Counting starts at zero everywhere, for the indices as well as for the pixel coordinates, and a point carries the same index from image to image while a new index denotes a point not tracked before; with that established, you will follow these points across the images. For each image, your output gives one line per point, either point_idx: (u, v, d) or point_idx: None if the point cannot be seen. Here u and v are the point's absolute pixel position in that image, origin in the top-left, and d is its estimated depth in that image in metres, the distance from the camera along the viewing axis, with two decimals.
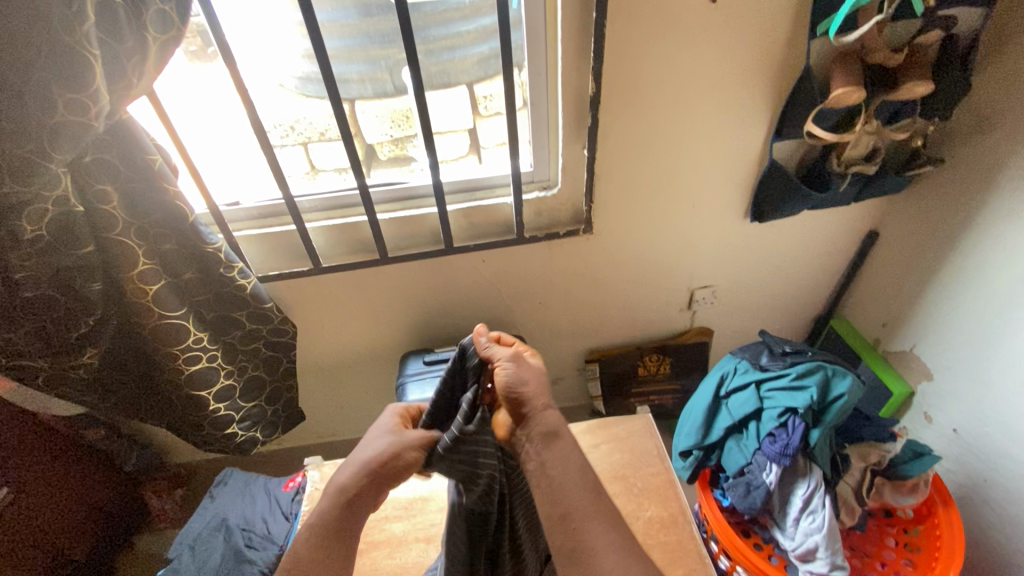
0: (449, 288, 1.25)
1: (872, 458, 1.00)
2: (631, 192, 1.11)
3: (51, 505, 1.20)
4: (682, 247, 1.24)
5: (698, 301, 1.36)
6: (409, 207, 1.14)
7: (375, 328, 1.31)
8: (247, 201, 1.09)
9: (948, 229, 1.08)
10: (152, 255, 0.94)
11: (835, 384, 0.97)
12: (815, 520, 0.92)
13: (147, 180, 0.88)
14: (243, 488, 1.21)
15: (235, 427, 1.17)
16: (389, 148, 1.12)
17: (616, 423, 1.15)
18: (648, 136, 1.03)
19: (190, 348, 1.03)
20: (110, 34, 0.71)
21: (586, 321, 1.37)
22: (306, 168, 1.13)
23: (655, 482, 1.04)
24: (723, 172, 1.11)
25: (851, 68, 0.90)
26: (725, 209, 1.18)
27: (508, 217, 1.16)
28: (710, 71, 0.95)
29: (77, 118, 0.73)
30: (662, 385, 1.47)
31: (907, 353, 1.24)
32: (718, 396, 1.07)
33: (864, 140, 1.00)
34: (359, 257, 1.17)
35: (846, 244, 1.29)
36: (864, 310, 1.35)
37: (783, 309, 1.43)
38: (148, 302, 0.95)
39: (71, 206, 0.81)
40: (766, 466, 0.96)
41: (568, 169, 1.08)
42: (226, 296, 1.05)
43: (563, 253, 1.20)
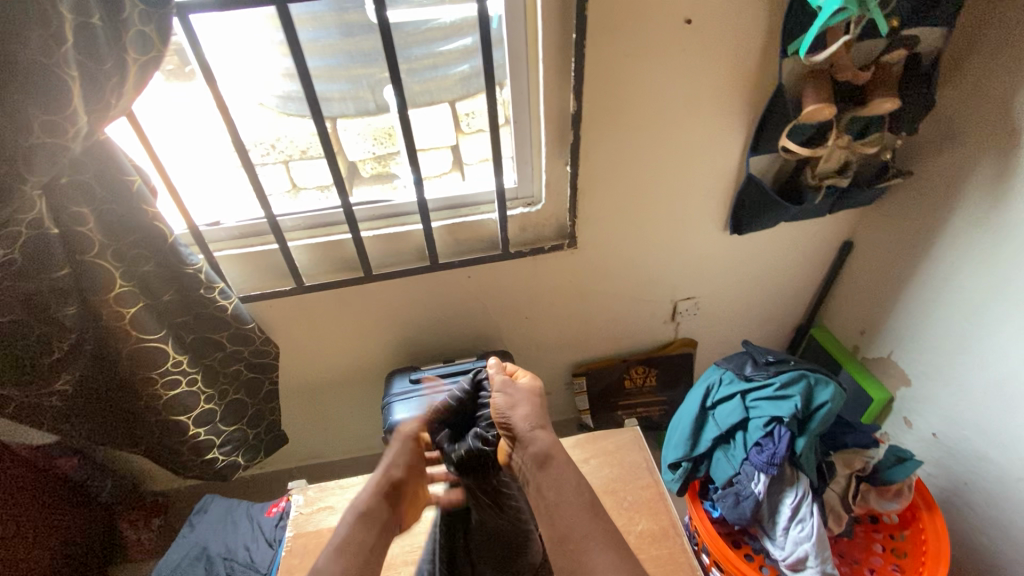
0: (435, 305, 1.24)
1: (856, 465, 1.02)
2: (614, 207, 1.13)
3: (16, 541, 1.13)
4: (665, 260, 1.26)
5: (682, 313, 1.38)
6: (393, 224, 1.13)
7: (359, 346, 1.29)
8: (228, 220, 1.07)
9: (918, 238, 1.12)
10: (130, 276, 0.92)
11: (817, 392, 0.99)
12: (804, 528, 0.92)
13: (125, 200, 0.87)
14: (226, 515, 1.17)
15: (215, 452, 1.13)
16: (371, 166, 1.13)
17: (605, 436, 1.15)
18: (629, 152, 1.05)
19: (169, 371, 1.00)
20: (89, 55, 0.70)
21: (572, 335, 1.37)
22: (287, 186, 1.12)
23: (645, 496, 1.04)
24: (702, 187, 1.14)
25: (821, 85, 0.94)
26: (705, 222, 1.20)
27: (493, 233, 1.16)
28: (687, 88, 0.98)
29: (53, 139, 0.71)
30: (649, 398, 1.47)
31: (885, 359, 1.26)
32: (705, 407, 1.07)
33: (837, 154, 1.03)
34: (343, 275, 1.16)
35: (823, 254, 1.32)
36: (842, 319, 1.38)
37: (765, 319, 1.46)
38: (126, 325, 0.93)
39: (46, 228, 0.79)
40: (754, 476, 0.96)
41: (552, 185, 1.09)
42: (206, 317, 1.03)
43: (549, 267, 1.21)
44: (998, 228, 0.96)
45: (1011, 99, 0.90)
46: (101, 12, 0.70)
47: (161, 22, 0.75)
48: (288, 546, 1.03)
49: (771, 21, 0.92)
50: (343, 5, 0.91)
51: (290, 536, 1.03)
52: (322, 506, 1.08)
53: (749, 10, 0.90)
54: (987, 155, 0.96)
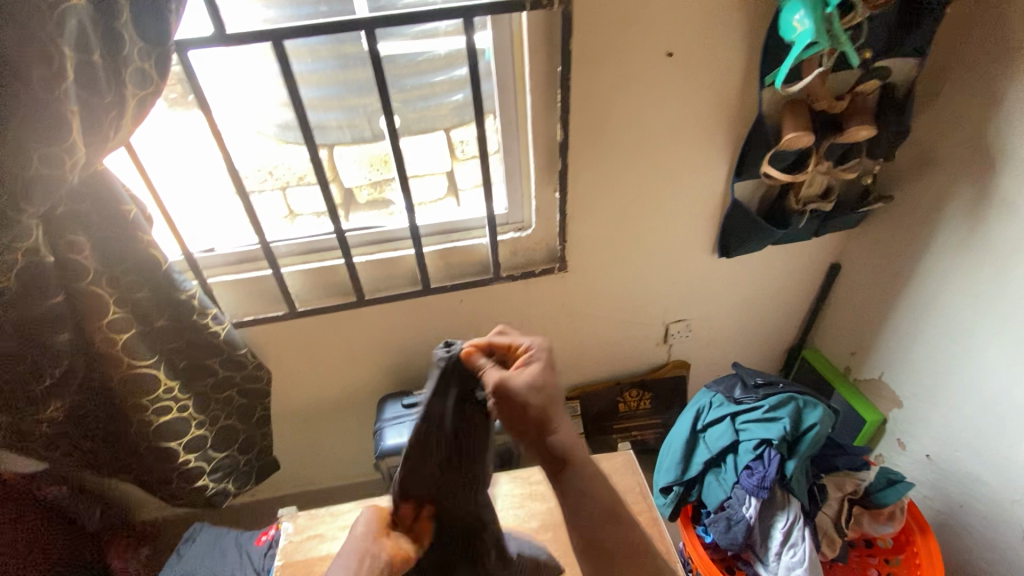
0: (429, 328, 1.25)
1: (848, 488, 1.01)
2: (602, 232, 1.15)
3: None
4: (655, 283, 1.27)
5: (674, 334, 1.38)
6: (386, 249, 1.15)
7: (353, 371, 1.29)
8: (223, 247, 1.10)
9: (903, 261, 1.14)
10: (123, 303, 0.94)
11: (806, 415, 0.99)
12: (796, 553, 0.91)
13: (120, 229, 0.89)
14: (214, 544, 1.14)
15: (205, 479, 1.13)
16: (367, 192, 1.14)
17: (598, 460, 1.15)
18: (615, 177, 1.07)
19: (160, 398, 1.01)
20: (89, 91, 0.72)
21: (566, 357, 1.37)
22: (284, 213, 1.14)
23: (638, 521, 1.04)
24: (688, 211, 1.16)
25: (800, 114, 0.97)
26: (693, 246, 1.22)
27: (485, 257, 1.17)
28: (670, 117, 1.01)
29: (51, 170, 0.74)
30: (644, 420, 1.47)
31: (877, 380, 1.27)
32: (695, 430, 1.07)
33: (818, 180, 1.06)
34: (336, 299, 1.17)
35: (812, 276, 1.34)
36: (833, 340, 1.38)
37: (758, 341, 1.46)
38: (117, 351, 0.95)
39: (40, 256, 0.81)
40: (745, 500, 0.95)
41: (542, 210, 1.11)
42: (198, 341, 1.04)
43: (540, 290, 1.22)
44: (979, 250, 0.98)
45: (985, 127, 0.93)
46: (103, 50, 0.72)
47: (160, 60, 0.78)
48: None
49: (750, 53, 0.96)
50: (339, 39, 0.95)
51: (278, 566, 1.02)
52: (312, 534, 1.07)
53: (728, 44, 0.94)
54: (965, 180, 0.98)
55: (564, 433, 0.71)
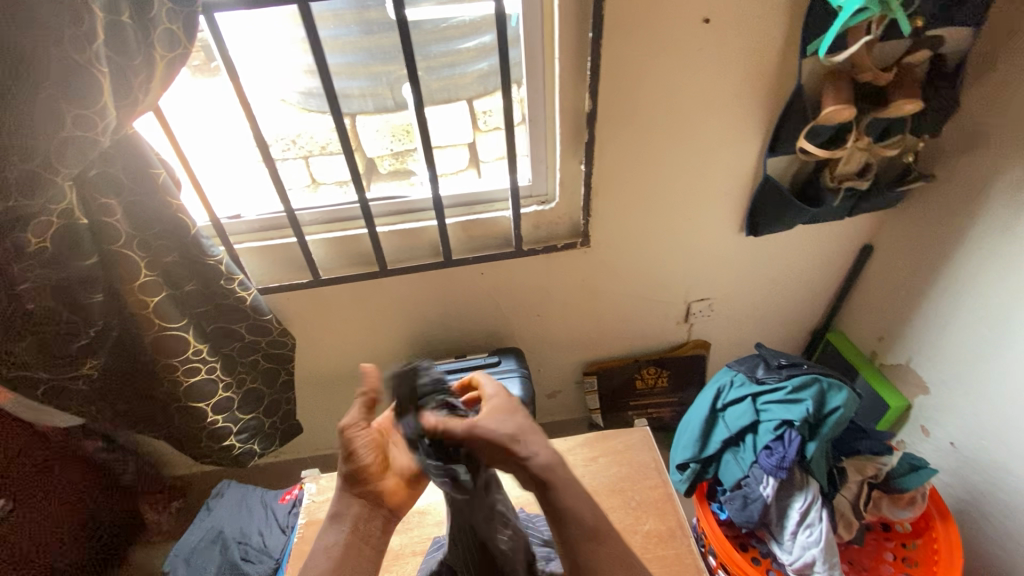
0: (448, 300, 1.25)
1: (868, 472, 0.99)
2: (627, 207, 1.13)
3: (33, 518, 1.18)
4: (679, 261, 1.25)
5: (696, 314, 1.37)
6: (408, 220, 1.15)
7: (374, 340, 1.31)
8: (248, 213, 1.10)
9: (941, 243, 1.10)
10: (153, 267, 0.96)
11: (830, 397, 0.97)
12: (812, 533, 0.91)
13: (149, 192, 0.91)
14: (240, 501, 1.16)
15: (232, 439, 1.17)
16: (389, 162, 1.14)
17: (614, 436, 1.16)
18: (642, 150, 1.04)
19: (189, 359, 1.04)
20: (118, 52, 0.73)
21: (584, 333, 1.37)
22: (307, 181, 1.14)
23: (653, 496, 1.05)
24: (717, 188, 1.13)
25: (842, 86, 0.93)
26: (721, 223, 1.19)
27: (507, 230, 1.17)
28: (703, 87, 0.97)
29: (83, 133, 0.74)
30: (660, 398, 1.47)
31: (904, 365, 1.24)
32: (715, 409, 1.05)
33: (857, 156, 1.02)
34: (358, 268, 1.18)
35: (842, 257, 1.30)
36: (860, 324, 1.36)
37: (781, 322, 1.43)
38: (148, 313, 0.98)
39: (74, 218, 0.83)
40: (763, 480, 0.94)
41: (566, 183, 1.09)
42: (226, 308, 1.07)
43: (562, 265, 1.22)
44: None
45: None
46: (130, 10, 0.73)
47: (189, 21, 0.77)
48: (300, 533, 1.05)
49: (792, 19, 0.91)
50: (363, 3, 0.93)
51: (302, 524, 1.05)
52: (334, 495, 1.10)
53: (770, 9, 0.89)
54: (1014, 159, 0.93)
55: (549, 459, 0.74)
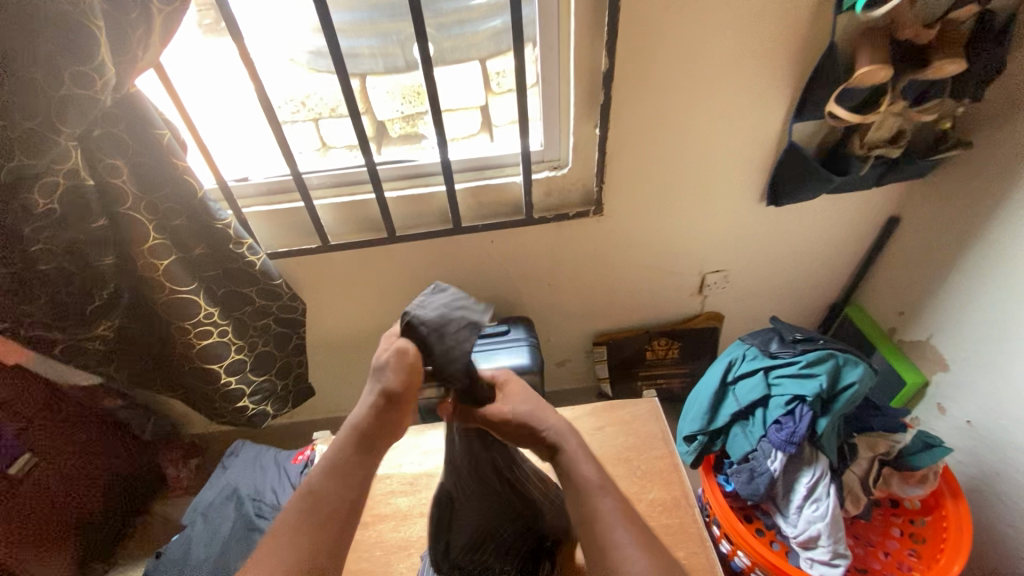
0: (458, 268, 1.24)
1: (880, 449, 0.98)
2: (643, 174, 1.09)
3: (56, 471, 1.23)
4: (694, 231, 1.21)
5: (710, 285, 1.34)
6: (417, 185, 1.12)
7: (384, 307, 1.31)
8: (256, 176, 1.07)
9: (972, 215, 1.05)
10: (163, 230, 0.96)
11: (845, 373, 0.94)
12: (819, 508, 0.90)
13: (155, 154, 0.90)
14: (255, 461, 1.19)
15: (246, 400, 1.20)
16: (400, 125, 1.11)
17: (621, 406, 1.16)
18: (660, 114, 1.00)
19: (201, 322, 1.06)
20: (115, 5, 0.71)
21: (595, 304, 1.36)
22: (317, 144, 1.12)
23: (659, 466, 1.05)
24: (737, 155, 1.08)
25: (879, 45, 0.86)
26: (740, 192, 1.15)
27: (518, 197, 1.14)
28: (727, 46, 0.92)
29: (83, 91, 0.73)
30: (670, 369, 1.46)
31: (923, 342, 1.21)
32: (725, 382, 1.04)
33: (889, 122, 0.96)
34: (367, 234, 1.17)
35: (866, 229, 1.25)
36: (880, 298, 1.32)
37: (798, 296, 1.40)
38: (159, 277, 0.98)
39: (81, 179, 0.82)
40: (771, 454, 0.94)
41: (580, 149, 1.05)
42: (236, 272, 1.08)
43: (574, 234, 1.19)
44: None
45: None
46: None
47: None
48: None
49: None
50: None
51: None
52: None
53: None
54: None
55: (556, 427, 0.73)
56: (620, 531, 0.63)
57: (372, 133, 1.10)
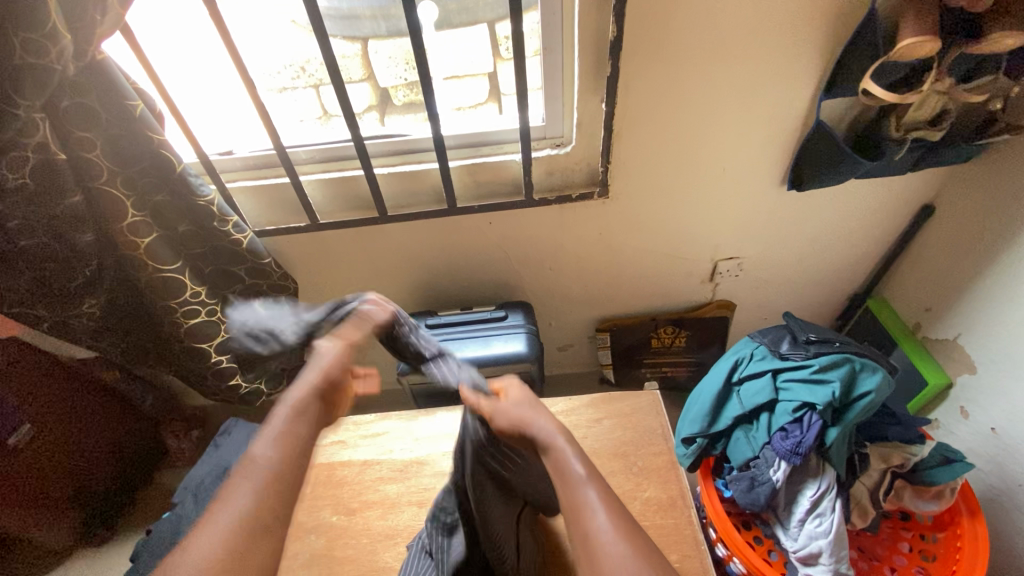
0: (454, 249, 1.18)
1: (894, 460, 0.91)
2: (653, 153, 1.00)
3: (57, 442, 1.24)
4: (707, 215, 1.13)
5: (722, 273, 1.26)
6: (410, 162, 1.05)
7: (378, 288, 1.27)
8: (240, 150, 1.02)
9: (1017, 206, 0.94)
10: (142, 206, 0.92)
11: (861, 381, 0.88)
12: (822, 523, 0.85)
13: (131, 126, 0.84)
14: (247, 438, 1.18)
15: (239, 378, 1.16)
16: (403, 93, 1.09)
17: (620, 398, 1.11)
18: (672, 87, 0.91)
19: (188, 301, 1.02)
20: None
21: (599, 289, 1.29)
22: (319, 113, 1.09)
23: (656, 463, 1.01)
24: (757, 134, 0.99)
25: (928, 12, 0.76)
26: (759, 175, 1.06)
27: (517, 176, 1.06)
28: (750, 10, 0.82)
29: (38, 61, 0.67)
30: (676, 358, 1.40)
31: (950, 341, 1.12)
32: (729, 382, 0.98)
33: (931, 100, 0.86)
34: (358, 213, 1.11)
35: (896, 216, 1.16)
36: (907, 292, 1.23)
37: (817, 286, 1.31)
38: (139, 254, 0.94)
39: (51, 152, 0.78)
40: (774, 463, 0.88)
41: (584, 124, 0.97)
42: (222, 250, 1.03)
43: (577, 216, 1.12)
44: None
45: None
46: None
47: None
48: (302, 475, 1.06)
49: None
50: None
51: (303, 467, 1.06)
52: (334, 440, 1.11)
53: None
54: None
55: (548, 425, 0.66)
56: (603, 519, 0.54)
57: (376, 102, 1.09)
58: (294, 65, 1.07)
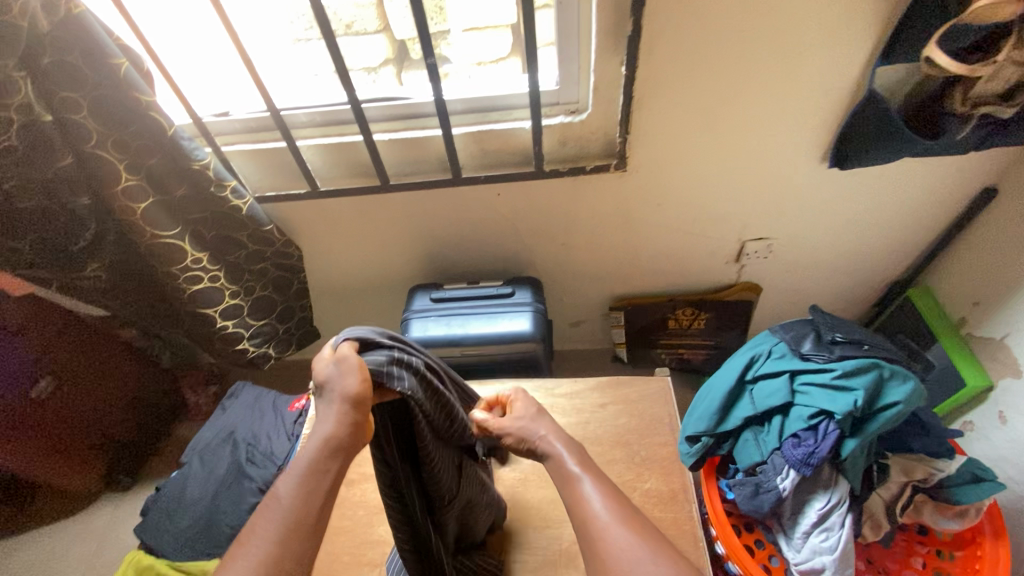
0: (463, 220, 1.13)
1: (916, 475, 0.85)
2: (678, 123, 0.91)
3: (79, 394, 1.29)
4: (736, 192, 1.04)
5: (749, 254, 1.17)
6: (413, 127, 0.98)
7: (384, 258, 1.23)
8: (237, 112, 0.97)
9: None
10: (136, 169, 0.88)
11: (890, 389, 0.79)
12: (828, 538, 0.81)
13: (115, 85, 0.80)
14: (254, 404, 1.19)
15: (246, 343, 1.15)
16: (420, 47, 1.02)
17: (628, 383, 1.07)
18: (701, 50, 0.81)
19: (189, 268, 1.00)
20: None
21: (615, 267, 1.22)
22: (335, 67, 1.03)
23: (660, 454, 0.97)
24: (797, 104, 0.88)
25: None
26: (796, 150, 0.95)
27: (527, 145, 0.99)
28: None
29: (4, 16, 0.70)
30: (694, 340, 1.33)
31: (996, 340, 1.02)
32: (743, 379, 0.92)
33: (1006, 72, 0.73)
34: (361, 181, 1.06)
35: (949, 200, 1.04)
36: (954, 283, 1.12)
37: (854, 271, 1.21)
38: (138, 221, 0.92)
39: (35, 114, 0.76)
40: (782, 471, 0.83)
41: (602, 90, 0.88)
42: (222, 215, 1.01)
43: (592, 189, 1.04)
44: None
45: None
46: None
47: None
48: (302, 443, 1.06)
49: None
50: None
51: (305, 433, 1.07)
52: None
53: None
54: None
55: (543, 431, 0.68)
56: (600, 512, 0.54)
57: (393, 56, 1.03)
58: (308, 14, 0.98)
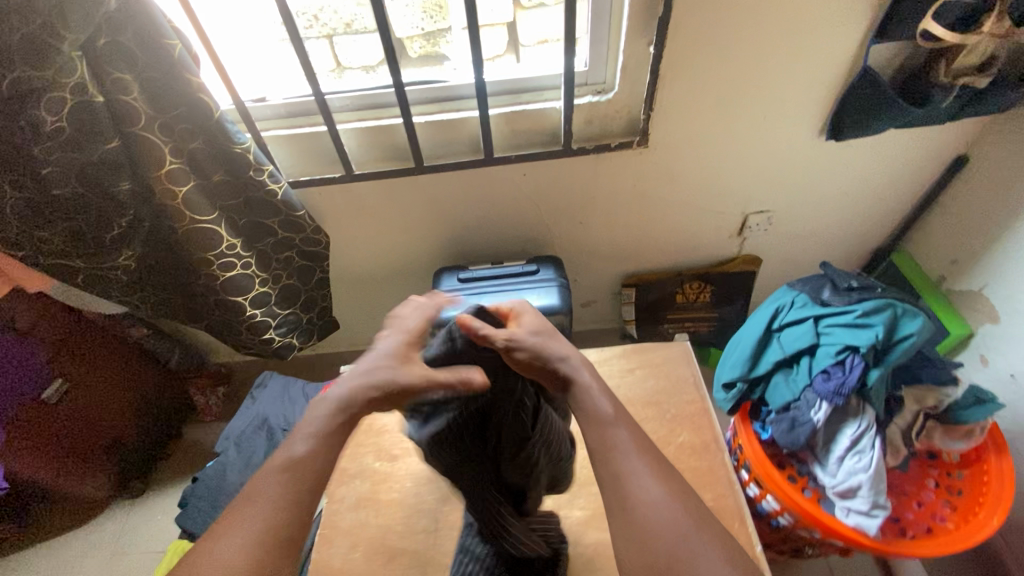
0: (487, 202, 1.18)
1: (928, 401, 0.96)
2: (695, 101, 0.99)
3: (86, 397, 1.26)
4: (742, 167, 1.13)
5: (751, 227, 1.27)
6: (446, 110, 1.03)
7: (407, 243, 1.26)
8: (274, 97, 1.00)
9: None
10: (179, 154, 0.89)
11: (903, 323, 0.90)
12: (861, 459, 0.89)
13: (167, 68, 0.81)
14: (284, 392, 1.19)
15: (272, 333, 1.16)
16: (419, 44, 1.05)
17: (652, 348, 1.14)
18: (721, 32, 0.90)
19: (224, 254, 1.01)
20: None
21: (629, 244, 1.30)
22: (331, 65, 1.06)
23: (689, 410, 1.04)
24: (801, 83, 0.98)
25: None
26: (797, 125, 1.05)
27: (556, 125, 1.05)
28: None
29: None
30: (700, 314, 1.42)
31: (975, 292, 1.14)
32: (770, 329, 1.02)
33: (982, 46, 0.86)
34: (394, 164, 1.10)
35: (927, 170, 1.16)
36: (932, 245, 1.24)
37: (843, 240, 1.33)
38: (178, 205, 0.93)
39: (88, 94, 0.78)
40: (815, 404, 0.91)
41: (630, 70, 0.95)
42: (258, 202, 1.01)
43: (612, 167, 1.11)
44: None
45: None
46: None
47: None
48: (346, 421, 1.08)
49: None
50: None
51: None
52: None
53: None
54: None
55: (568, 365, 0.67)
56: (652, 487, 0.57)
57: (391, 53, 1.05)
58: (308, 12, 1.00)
